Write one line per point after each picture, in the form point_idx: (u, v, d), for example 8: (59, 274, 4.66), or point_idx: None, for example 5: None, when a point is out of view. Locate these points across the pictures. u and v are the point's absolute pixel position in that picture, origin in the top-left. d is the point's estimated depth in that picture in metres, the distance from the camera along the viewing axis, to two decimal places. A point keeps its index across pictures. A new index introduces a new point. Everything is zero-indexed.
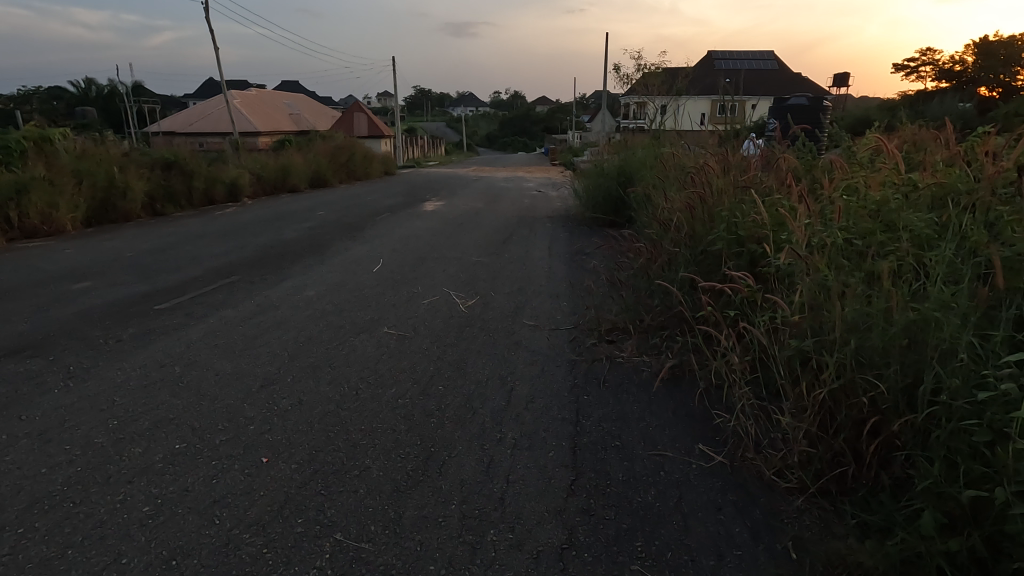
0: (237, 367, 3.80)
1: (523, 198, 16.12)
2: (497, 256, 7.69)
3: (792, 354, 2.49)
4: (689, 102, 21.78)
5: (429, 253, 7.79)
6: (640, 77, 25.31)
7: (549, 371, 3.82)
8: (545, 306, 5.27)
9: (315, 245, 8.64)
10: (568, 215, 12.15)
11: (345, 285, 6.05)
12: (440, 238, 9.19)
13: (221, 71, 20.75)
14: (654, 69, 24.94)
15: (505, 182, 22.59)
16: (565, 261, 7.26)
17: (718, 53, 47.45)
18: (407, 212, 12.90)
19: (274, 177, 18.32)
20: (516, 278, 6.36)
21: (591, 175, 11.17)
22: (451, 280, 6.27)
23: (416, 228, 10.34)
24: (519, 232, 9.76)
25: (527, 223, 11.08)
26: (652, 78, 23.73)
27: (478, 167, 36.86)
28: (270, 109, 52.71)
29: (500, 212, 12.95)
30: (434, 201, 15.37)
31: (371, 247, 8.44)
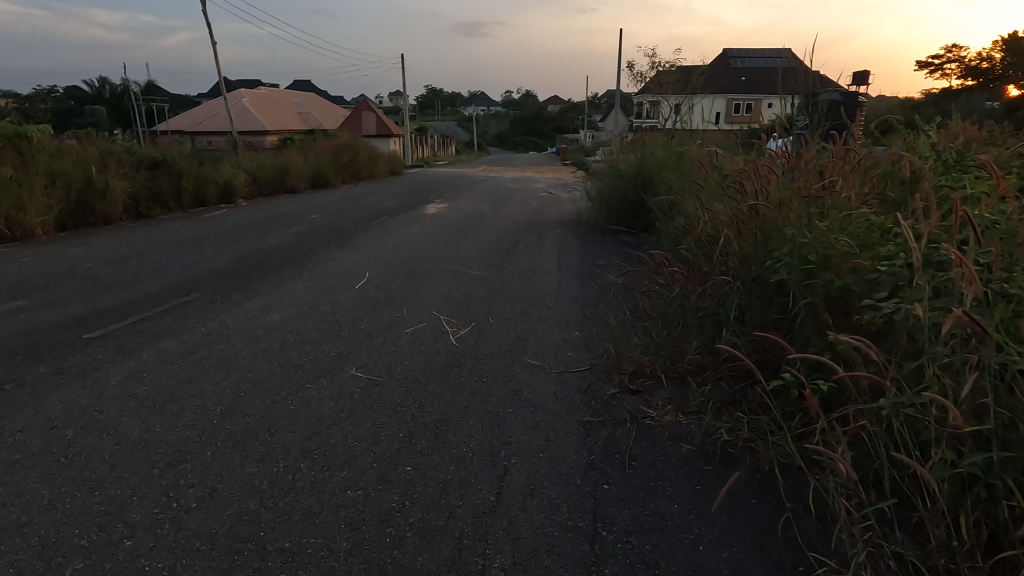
0: (148, 430, 2.92)
1: (530, 201, 15.14)
2: (500, 269, 6.76)
3: (953, 479, 1.58)
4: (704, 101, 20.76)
5: (421, 266, 6.87)
6: (654, 75, 24.20)
7: (556, 438, 2.90)
8: (552, 339, 4.32)
9: (298, 254, 7.76)
10: (579, 220, 11.16)
11: (318, 307, 5.15)
12: (437, 246, 8.28)
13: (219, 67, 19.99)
14: (668, 67, 23.91)
15: (513, 183, 21.64)
16: (576, 278, 6.30)
17: (733, 51, 46.15)
18: (406, 216, 11.98)
19: (271, 177, 17.51)
20: (520, 298, 5.42)
21: (605, 177, 10.21)
22: (444, 301, 5.35)
23: (413, 234, 9.44)
24: (525, 240, 8.81)
25: (534, 229, 10.15)
26: (666, 77, 22.72)
27: (487, 167, 35.92)
28: (278, 108, 52.12)
29: (506, 216, 11.99)
30: (436, 203, 14.46)
31: (359, 257, 7.56)
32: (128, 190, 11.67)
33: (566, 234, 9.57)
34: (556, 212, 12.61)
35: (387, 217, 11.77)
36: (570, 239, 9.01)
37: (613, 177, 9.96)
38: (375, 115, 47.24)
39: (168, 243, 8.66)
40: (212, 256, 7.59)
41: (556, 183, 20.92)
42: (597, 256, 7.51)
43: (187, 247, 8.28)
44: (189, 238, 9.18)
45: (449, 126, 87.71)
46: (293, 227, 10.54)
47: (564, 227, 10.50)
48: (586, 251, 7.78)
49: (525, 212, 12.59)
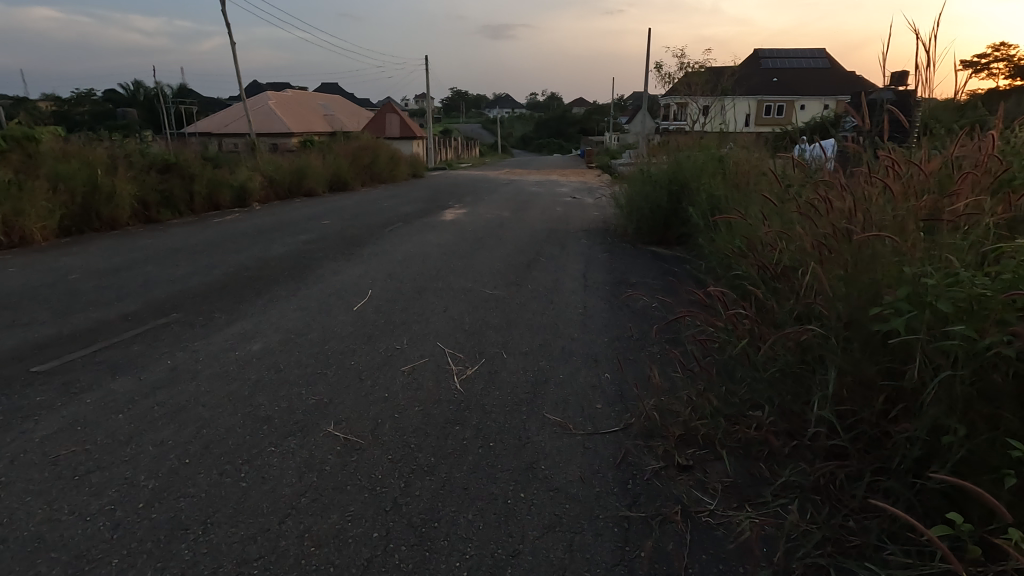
0: (56, 516, 2.27)
1: (553, 207, 14.30)
2: (519, 288, 5.99)
3: None
4: (735, 103, 19.81)
5: (430, 282, 6.17)
6: (683, 76, 23.12)
7: (582, 546, 2.17)
8: (579, 386, 3.55)
9: (299, 267, 7.13)
10: (606, 230, 10.30)
11: (307, 334, 4.47)
12: (451, 258, 7.55)
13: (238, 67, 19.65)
14: (697, 68, 23.05)
15: (534, 187, 20.78)
16: (605, 302, 5.48)
17: (764, 51, 44.59)
18: (421, 223, 11.30)
19: (287, 180, 17.06)
20: (540, 328, 4.65)
21: (634, 182, 9.41)
22: (452, 329, 4.62)
23: (426, 244, 8.73)
24: (548, 252, 8.01)
25: (557, 238, 9.40)
26: (695, 78, 21.79)
27: (509, 170, 35.20)
28: (302, 110, 52.27)
29: (527, 224, 11.18)
30: (455, 209, 13.74)
31: (363, 270, 6.91)
32: (137, 193, 11.31)
33: (592, 246, 8.72)
34: (581, 220, 11.76)
35: (402, 224, 11.10)
36: (597, 252, 8.18)
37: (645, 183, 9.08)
38: (398, 117, 46.93)
39: (167, 251, 8.14)
40: (208, 267, 7.02)
41: (580, 188, 20.01)
42: (628, 274, 6.68)
43: (186, 257, 7.74)
44: (191, 246, 8.64)
45: (472, 128, 87.31)
46: (302, 233, 9.96)
47: (589, 237, 9.65)
48: (616, 268, 6.95)
49: (548, 219, 11.85)
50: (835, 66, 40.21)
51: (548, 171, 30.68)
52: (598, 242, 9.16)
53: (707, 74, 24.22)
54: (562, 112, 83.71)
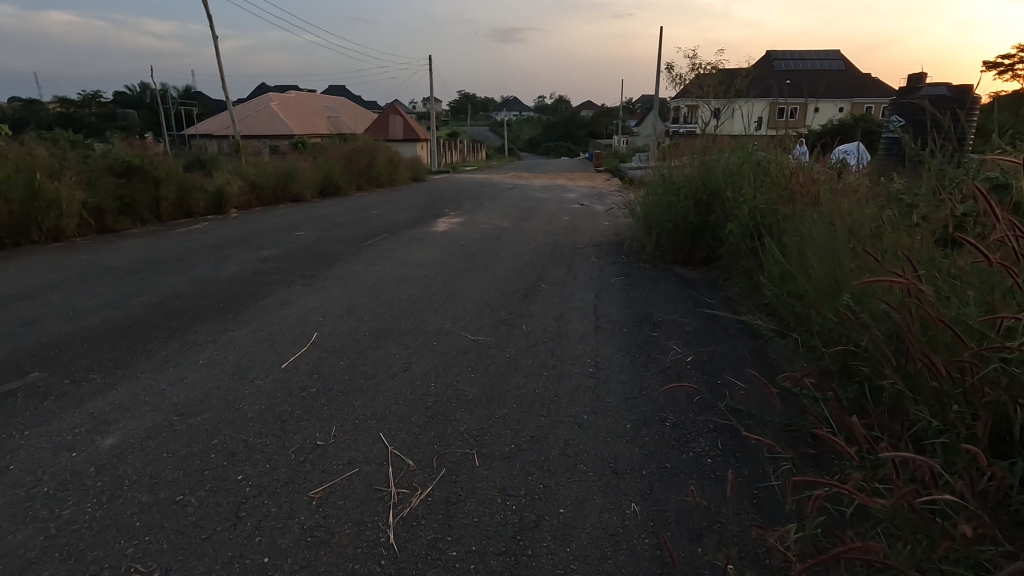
0: None
1: (559, 215, 12.87)
2: (510, 332, 4.60)
3: None
4: (750, 104, 18.57)
5: (396, 321, 4.82)
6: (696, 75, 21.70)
7: None
8: (589, 538, 2.18)
9: (245, 294, 5.80)
10: (620, 244, 8.89)
11: (200, 413, 3.12)
12: (432, 284, 6.19)
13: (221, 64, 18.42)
14: (710, 68, 21.83)
15: (540, 193, 19.37)
16: (623, 357, 4.09)
17: (778, 52, 43.03)
18: (408, 235, 9.91)
19: (272, 185, 15.78)
20: (533, 405, 3.27)
21: (652, 191, 8.04)
22: (409, 404, 3.25)
23: (409, 263, 7.39)
24: (552, 277, 6.61)
25: (562, 255, 8.03)
26: (708, 78, 20.53)
27: (516, 173, 33.92)
28: (305, 111, 51.18)
29: (529, 237, 9.77)
30: (449, 217, 12.36)
31: (319, 300, 5.56)
32: (90, 200, 10.07)
33: (604, 266, 7.32)
34: (591, 232, 10.32)
35: (387, 237, 9.73)
36: (610, 276, 6.77)
37: (667, 192, 7.66)
38: (402, 118, 45.67)
39: (97, 270, 6.84)
40: (130, 296, 5.69)
41: (588, 194, 18.59)
42: (651, 311, 5.29)
43: (113, 279, 6.41)
44: (131, 263, 7.34)
45: (480, 131, 86.17)
46: (269, 247, 8.62)
47: (601, 254, 8.22)
48: (634, 302, 5.58)
49: (552, 230, 10.48)
50: (851, 67, 38.81)
51: (555, 174, 29.20)
52: (611, 261, 7.73)
53: (721, 74, 22.77)
54: (570, 116, 82.57)
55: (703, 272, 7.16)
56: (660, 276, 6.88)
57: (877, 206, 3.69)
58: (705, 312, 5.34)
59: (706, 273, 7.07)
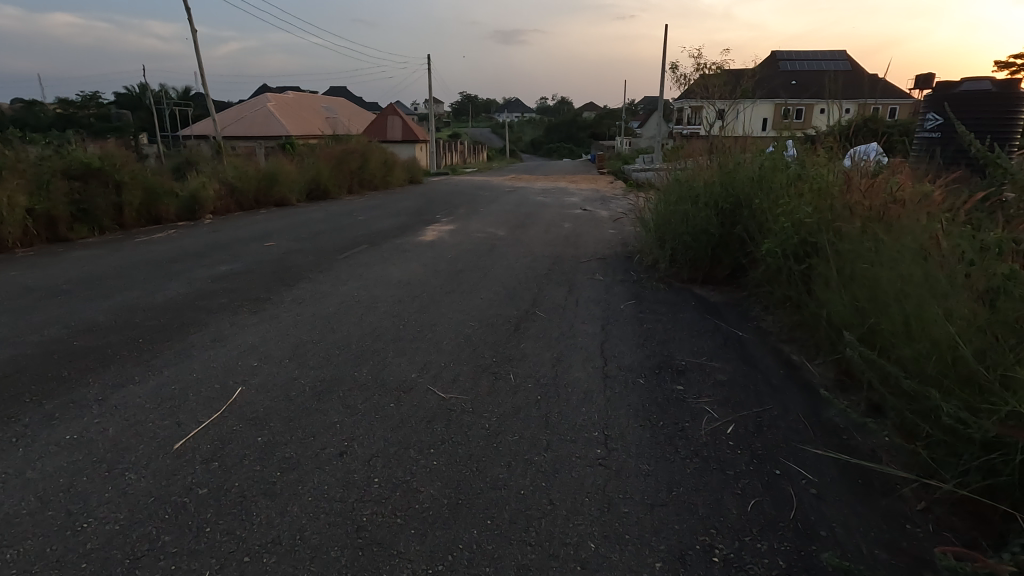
0: None
1: (559, 222, 11.80)
2: (492, 385, 3.58)
3: None
4: (760, 104, 17.58)
5: (348, 369, 3.79)
6: (702, 75, 20.73)
7: None
8: None
9: (175, 325, 4.78)
10: (627, 258, 7.86)
11: (16, 543, 2.10)
12: (405, 312, 5.16)
13: (200, 60, 17.39)
14: (715, 68, 20.95)
15: (539, 197, 18.29)
16: (641, 428, 3.06)
17: (783, 53, 41.86)
18: (390, 246, 8.87)
19: (253, 189, 14.78)
20: (515, 524, 2.26)
21: (665, 198, 7.02)
22: (332, 523, 2.23)
23: (382, 282, 6.36)
24: (549, 302, 5.57)
25: (561, 272, 7.00)
26: (715, 78, 19.54)
27: (516, 176, 32.89)
28: (302, 112, 50.27)
29: (526, 249, 8.72)
30: (440, 225, 11.32)
31: (261, 335, 4.53)
32: (37, 207, 9.09)
33: (611, 287, 6.27)
34: (594, 242, 9.25)
35: (366, 248, 8.70)
36: (618, 300, 5.73)
37: (683, 202, 6.61)
38: (400, 119, 44.65)
39: (15, 292, 5.84)
40: (32, 328, 4.67)
41: (589, 198, 17.50)
42: (672, 352, 4.25)
43: (26, 303, 5.40)
44: (61, 282, 6.33)
45: (481, 133, 85.13)
46: (229, 261, 7.61)
47: (606, 270, 7.17)
48: (649, 339, 4.53)
49: (552, 240, 9.45)
50: (859, 68, 37.81)
51: (556, 177, 28.10)
52: (619, 279, 6.69)
53: (726, 74, 21.70)
54: (572, 117, 81.60)
55: (727, 293, 6.10)
56: (677, 300, 5.83)
57: (973, 239, 2.81)
58: (740, 354, 4.29)
59: (730, 295, 6.02)
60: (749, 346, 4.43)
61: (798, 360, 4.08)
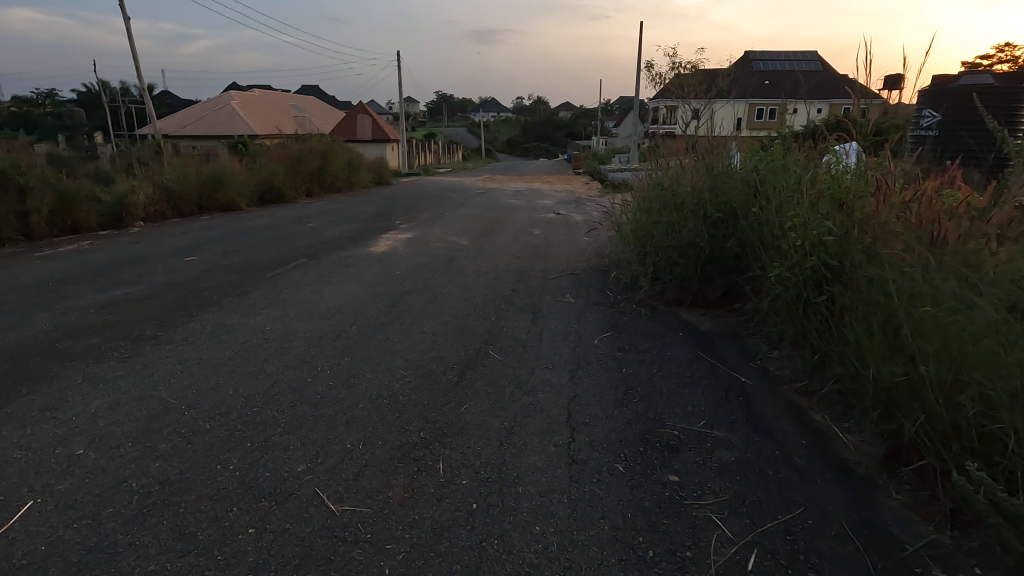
0: None
1: (530, 229, 10.76)
2: (411, 484, 2.52)
3: None
4: (737, 103, 16.93)
5: (210, 460, 2.68)
6: (677, 74, 20.04)
7: None
8: None
9: (5, 382, 3.60)
10: (602, 273, 6.86)
11: None
12: (322, 356, 4.07)
13: (135, 52, 15.88)
14: (689, 67, 20.35)
15: (510, 200, 17.20)
16: (621, 570, 2.04)
17: (756, 53, 41.67)
18: (333, 260, 7.71)
19: (195, 192, 13.38)
20: None
21: (645, 205, 6.03)
22: None
23: (307, 311, 5.23)
24: (507, 335, 4.53)
25: (525, 292, 5.96)
26: (691, 78, 18.85)
27: (490, 176, 31.87)
28: (268, 110, 48.40)
29: (488, 262, 7.65)
30: (397, 233, 10.19)
31: (115, 397, 3.38)
32: None
33: (583, 313, 5.25)
34: (566, 253, 8.23)
35: (304, 263, 7.53)
36: (592, 332, 4.71)
37: (667, 210, 5.64)
38: (370, 118, 43.18)
39: None
40: None
41: (563, 200, 16.52)
42: (661, 415, 3.24)
43: None
44: None
45: (457, 133, 83.91)
46: (132, 281, 6.37)
47: (579, 289, 6.15)
48: (631, 393, 3.52)
49: (519, 251, 8.41)
50: (831, 69, 37.84)
51: (530, 178, 27.09)
52: (593, 301, 5.67)
53: (701, 74, 21.00)
54: (548, 117, 80.90)
55: (719, 319, 5.14)
56: (662, 330, 4.84)
57: None
58: (747, 414, 3.30)
59: (724, 323, 5.05)
60: (757, 402, 3.45)
61: (824, 425, 3.11)
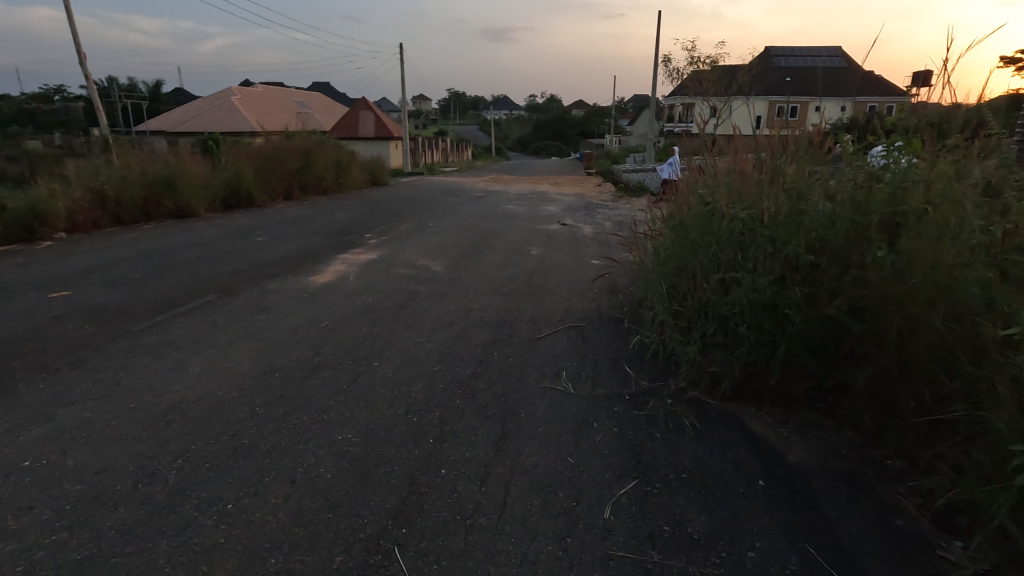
0: None
1: (525, 247, 8.71)
2: None
3: None
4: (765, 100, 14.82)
5: None
6: (696, 70, 17.93)
7: None
8: None
9: None
10: (615, 327, 4.76)
11: None
12: (53, 564, 2.03)
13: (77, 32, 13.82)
14: (709, 62, 18.27)
15: (510, 205, 15.18)
16: None
17: (777, 49, 39.33)
18: (251, 297, 5.67)
19: (138, 196, 11.42)
20: None
21: (689, 239, 3.91)
22: None
23: (133, 411, 3.20)
24: (440, 494, 2.47)
25: (497, 368, 3.89)
26: (710, 75, 16.81)
27: (495, 176, 30.00)
28: (269, 106, 46.73)
29: (459, 302, 5.59)
30: (358, 252, 8.16)
31: None
32: None
33: (585, 421, 3.17)
34: (567, 287, 6.13)
35: (207, 302, 5.50)
36: (599, 478, 2.63)
37: (723, 243, 3.58)
38: (374, 115, 41.29)
39: None
40: None
41: (570, 206, 14.37)
42: None
43: None
44: None
45: (467, 130, 82.12)
46: None
47: (580, 359, 4.06)
48: None
49: (504, 284, 6.36)
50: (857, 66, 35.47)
51: (538, 179, 25.10)
52: (602, 389, 3.57)
53: (721, 70, 18.85)
54: (560, 116, 78.84)
55: (814, 438, 3.03)
56: (723, 471, 2.75)
57: None
58: None
59: (824, 450, 2.93)
60: None
61: None
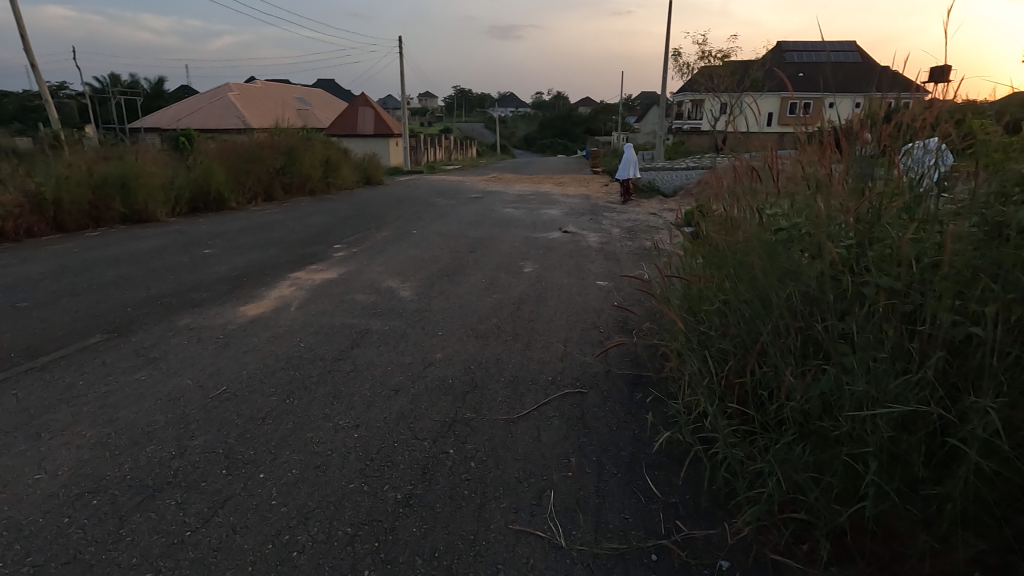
0: None
1: (517, 261, 7.32)
2: None
3: None
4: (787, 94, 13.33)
5: None
6: (708, 62, 16.46)
7: None
8: None
9: None
10: (627, 395, 3.35)
11: None
12: None
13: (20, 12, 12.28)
14: (722, 55, 16.81)
15: (507, 207, 13.79)
16: None
17: (789, 43, 37.63)
18: (145, 340, 4.30)
19: (84, 199, 10.07)
20: None
21: (747, 288, 2.51)
22: None
23: None
24: None
25: (446, 484, 2.50)
26: (725, 67, 15.33)
27: (495, 174, 28.62)
28: (267, 101, 45.45)
29: (419, 348, 4.21)
30: (315, 269, 6.77)
31: None
32: None
33: None
34: (564, 324, 4.73)
35: (84, 349, 4.12)
36: None
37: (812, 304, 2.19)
38: (373, 111, 39.93)
39: None
40: None
41: (573, 209, 12.93)
42: None
43: None
44: None
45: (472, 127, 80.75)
46: None
47: (576, 464, 2.67)
48: None
49: (482, 317, 4.96)
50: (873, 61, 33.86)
51: (541, 177, 23.66)
52: (612, 540, 2.17)
53: (733, 63, 17.41)
54: (566, 113, 77.33)
55: None
56: None
57: None
58: None
59: None
60: None
61: None
